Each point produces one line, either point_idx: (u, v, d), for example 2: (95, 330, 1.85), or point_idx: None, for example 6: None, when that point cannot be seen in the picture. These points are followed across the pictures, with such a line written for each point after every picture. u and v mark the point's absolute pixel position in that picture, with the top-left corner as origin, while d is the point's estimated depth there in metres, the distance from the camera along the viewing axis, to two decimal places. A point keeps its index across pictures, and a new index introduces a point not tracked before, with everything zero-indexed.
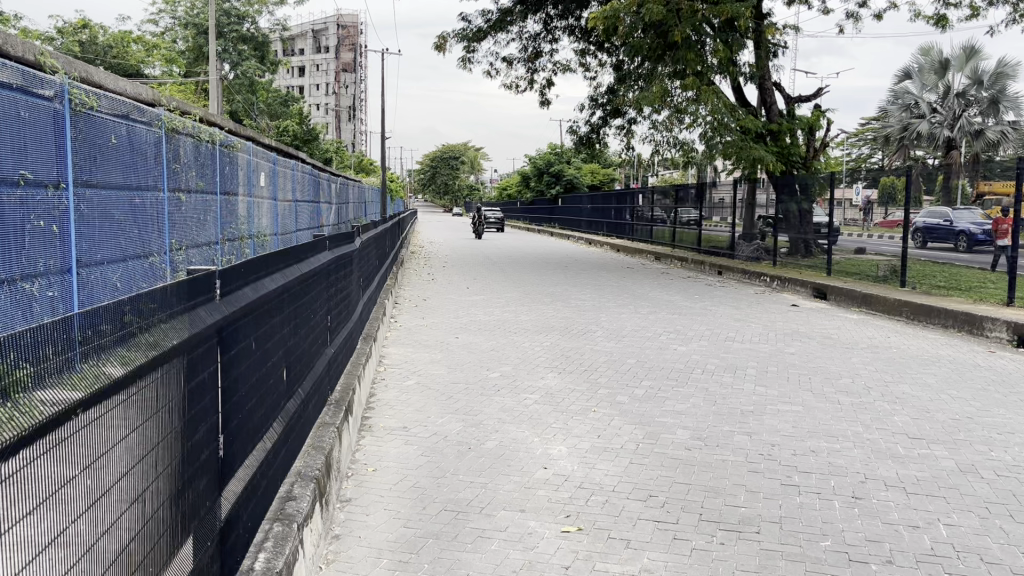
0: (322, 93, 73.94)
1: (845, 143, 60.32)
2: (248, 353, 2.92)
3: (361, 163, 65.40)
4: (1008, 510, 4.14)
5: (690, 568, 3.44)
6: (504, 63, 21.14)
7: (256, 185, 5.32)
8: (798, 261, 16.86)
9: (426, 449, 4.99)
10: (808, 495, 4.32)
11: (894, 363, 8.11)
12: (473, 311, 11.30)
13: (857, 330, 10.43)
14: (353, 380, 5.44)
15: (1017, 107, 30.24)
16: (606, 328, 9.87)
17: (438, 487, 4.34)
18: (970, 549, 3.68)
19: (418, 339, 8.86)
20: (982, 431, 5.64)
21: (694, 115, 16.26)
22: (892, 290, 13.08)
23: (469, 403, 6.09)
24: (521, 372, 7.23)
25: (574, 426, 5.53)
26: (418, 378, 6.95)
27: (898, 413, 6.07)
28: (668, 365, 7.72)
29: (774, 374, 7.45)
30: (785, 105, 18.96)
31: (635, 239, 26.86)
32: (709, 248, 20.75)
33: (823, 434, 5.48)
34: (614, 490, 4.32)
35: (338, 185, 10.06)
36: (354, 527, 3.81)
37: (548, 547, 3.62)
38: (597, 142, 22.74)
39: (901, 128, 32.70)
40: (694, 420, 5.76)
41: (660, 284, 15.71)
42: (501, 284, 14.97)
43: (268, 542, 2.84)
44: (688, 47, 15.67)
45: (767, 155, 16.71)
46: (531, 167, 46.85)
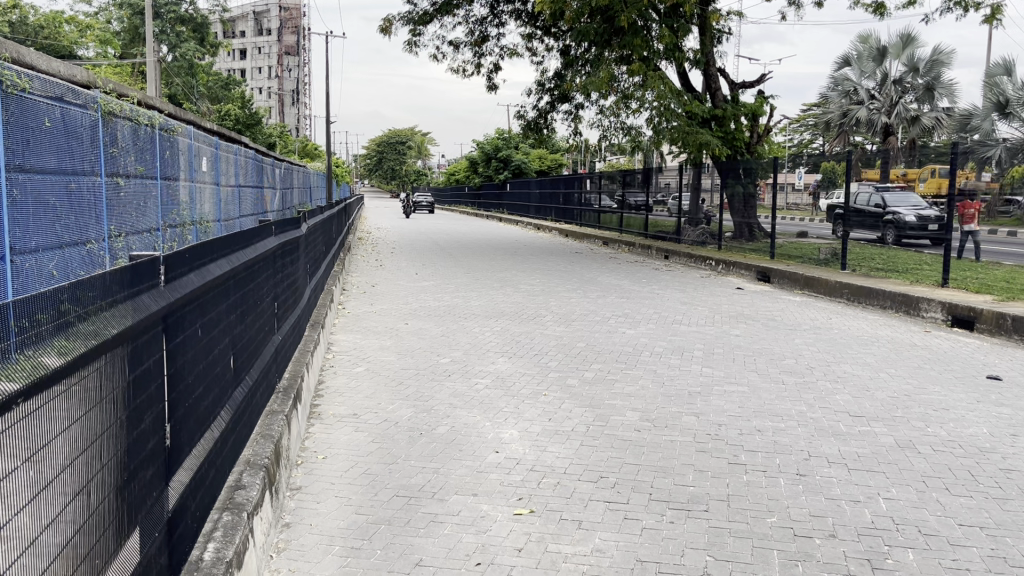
0: (265, 76, 72.58)
1: (787, 128, 61.68)
2: (194, 339, 2.87)
3: (305, 148, 64.51)
4: (944, 484, 4.29)
5: (641, 547, 3.49)
6: (451, 46, 21.02)
7: (197, 170, 5.20)
8: (742, 245, 17.17)
9: (377, 435, 4.95)
10: (755, 473, 4.41)
11: (835, 344, 8.32)
12: (421, 297, 11.24)
13: (800, 312, 10.66)
14: (301, 367, 5.37)
15: (951, 94, 31.25)
16: (555, 313, 9.91)
17: (390, 473, 4.32)
18: (909, 521, 3.80)
19: (368, 326, 8.80)
20: (919, 407, 5.81)
21: (641, 100, 16.37)
22: (833, 273, 13.39)
23: (420, 389, 6.07)
24: (471, 357, 7.21)
25: (525, 409, 5.56)
26: (368, 365, 6.90)
27: (839, 392, 6.23)
28: (617, 348, 7.79)
29: (720, 355, 7.57)
30: (729, 91, 19.22)
31: (582, 225, 27.02)
32: (655, 233, 20.97)
33: (768, 413, 5.60)
34: (566, 472, 4.36)
35: (282, 170, 9.90)
36: (305, 515, 3.78)
37: (500, 530, 3.63)
38: (545, 127, 22.76)
39: (840, 114, 32.98)
40: (643, 402, 5.83)
41: (607, 269, 15.83)
42: (449, 270, 14.92)
43: (217, 531, 2.80)
44: (635, 32, 15.76)
45: (712, 140, 16.91)
46: (479, 151, 46.70)
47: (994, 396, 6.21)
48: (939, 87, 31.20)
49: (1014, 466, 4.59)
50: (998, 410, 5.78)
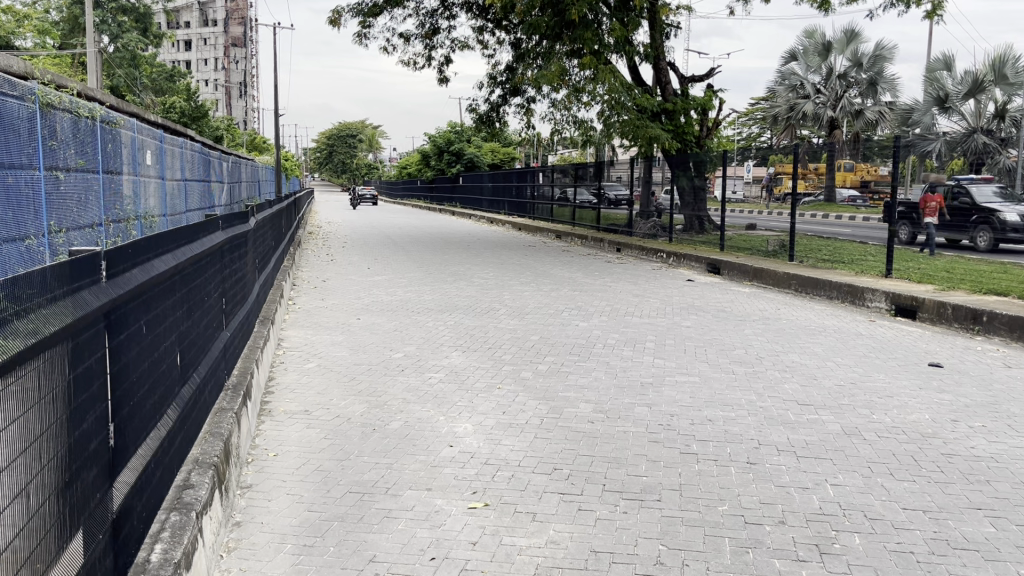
0: (210, 68, 71.29)
1: (736, 122, 62.72)
2: (139, 337, 2.81)
3: (253, 141, 63.55)
4: (889, 469, 4.40)
5: (595, 537, 3.51)
6: (401, 39, 20.88)
7: (141, 163, 5.07)
8: (693, 238, 17.44)
9: (329, 431, 4.91)
10: (706, 462, 4.47)
11: (784, 334, 8.47)
12: (373, 291, 11.16)
13: (749, 303, 10.82)
14: (251, 363, 5.28)
15: (893, 89, 32.05)
16: (508, 306, 9.92)
17: (342, 470, 4.27)
18: (855, 506, 3.89)
19: (319, 321, 8.70)
20: (864, 395, 5.94)
21: (592, 94, 16.45)
22: (780, 264, 13.64)
23: (373, 384, 6.02)
24: (425, 352, 7.18)
25: (479, 402, 5.56)
26: (319, 360, 6.82)
27: (787, 381, 6.35)
28: (570, 340, 7.82)
29: (672, 346, 7.65)
30: (679, 85, 19.43)
31: (535, 219, 27.08)
32: (608, 226, 21.13)
33: (719, 403, 5.68)
34: (520, 465, 4.37)
35: (230, 163, 9.72)
36: (256, 514, 3.72)
37: (455, 524, 3.63)
38: (497, 120, 22.73)
39: (787, 108, 33.68)
40: (596, 393, 5.86)
41: (561, 262, 15.90)
42: (401, 264, 14.83)
43: (165, 532, 2.75)
44: (585, 26, 15.83)
45: (662, 134, 17.06)
46: (430, 145, 46.48)
47: (935, 383, 6.39)
48: (881, 82, 32.01)
49: (955, 451, 4.73)
50: (940, 397, 5.95)
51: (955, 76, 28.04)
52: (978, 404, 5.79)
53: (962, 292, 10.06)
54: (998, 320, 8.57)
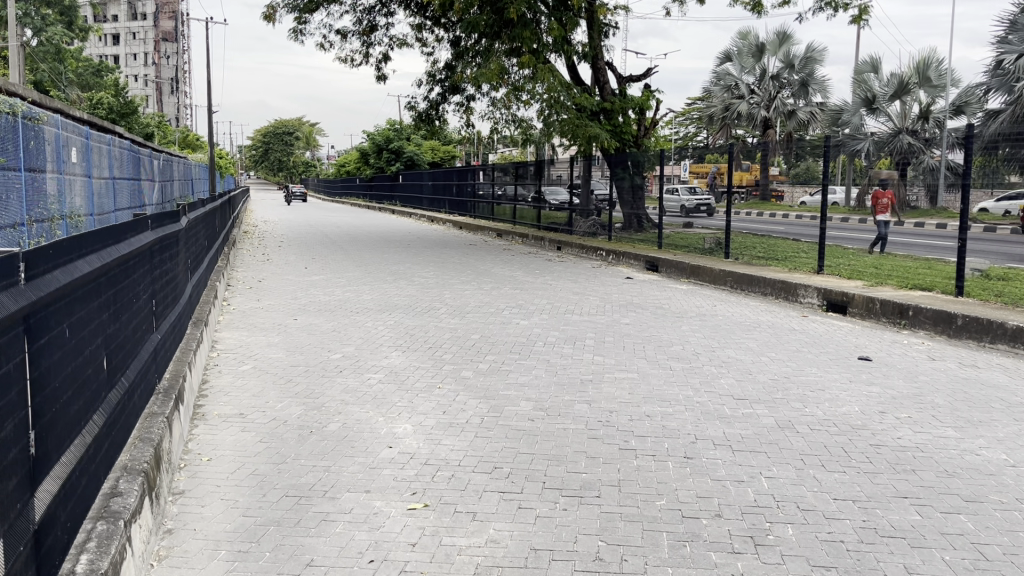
0: (140, 63, 69.32)
1: (673, 122, 63.67)
2: (62, 341, 2.72)
3: (185, 139, 62.02)
4: (821, 461, 4.51)
5: (535, 535, 3.52)
6: (338, 36, 20.63)
7: (66, 161, 4.89)
8: (632, 236, 17.68)
9: (264, 434, 4.82)
10: (644, 457, 4.52)
11: (720, 330, 8.62)
12: (310, 291, 10.99)
13: (686, 300, 10.98)
14: (183, 367, 5.16)
15: (824, 90, 32.93)
16: (449, 305, 9.88)
17: (279, 473, 4.21)
18: (788, 498, 3.98)
19: (253, 322, 8.54)
20: (797, 389, 6.09)
21: (531, 93, 16.46)
22: (716, 262, 13.88)
23: (310, 386, 5.94)
24: (363, 352, 7.11)
25: (419, 403, 5.52)
26: (255, 362, 6.70)
27: (724, 376, 6.47)
28: (511, 339, 7.84)
29: (611, 344, 7.73)
30: (617, 85, 19.62)
31: (475, 217, 27.05)
32: (548, 224, 21.19)
33: (656, 399, 5.75)
34: (460, 464, 4.35)
35: (161, 161, 9.47)
36: (189, 521, 3.63)
37: (394, 525, 3.60)
38: (436, 118, 22.63)
39: (723, 108, 34.36)
40: (536, 391, 5.88)
41: (503, 261, 15.88)
42: (340, 264, 14.62)
43: (91, 543, 2.66)
44: (524, 25, 15.85)
45: (600, 133, 17.21)
46: (370, 142, 46.11)
47: (865, 376, 6.59)
48: (813, 83, 32.83)
49: (884, 441, 4.88)
50: (869, 389, 6.14)
51: (882, 78, 29.11)
52: (906, 395, 5.98)
53: (888, 288, 10.39)
54: (923, 314, 8.88)
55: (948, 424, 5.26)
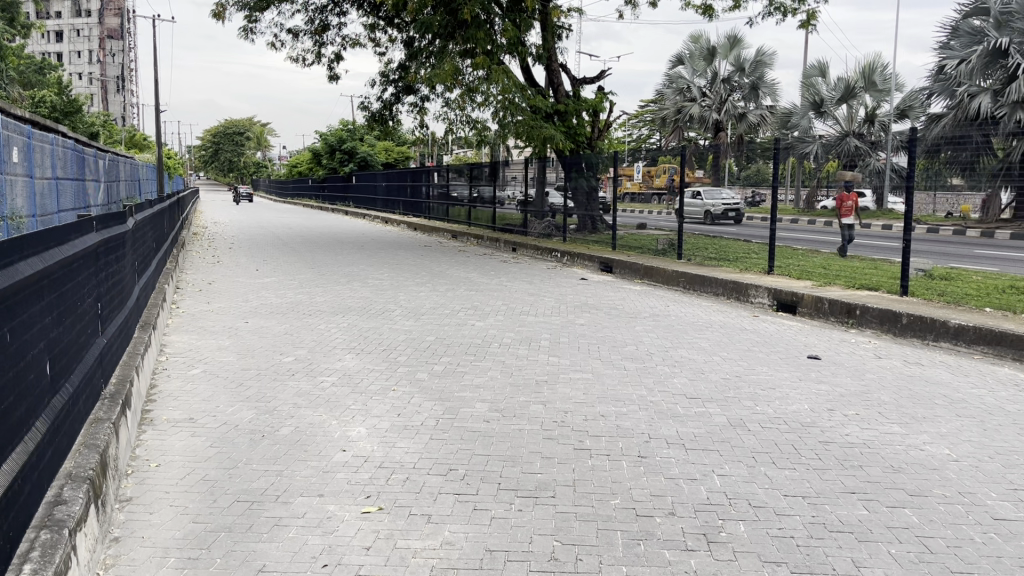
0: (85, 61, 67.72)
1: (626, 124, 64.26)
2: (1, 344, 2.64)
3: (132, 138, 60.77)
4: (771, 459, 4.58)
5: (490, 537, 3.52)
6: (289, 35, 20.39)
7: (7, 161, 4.76)
8: (586, 237, 17.79)
9: (215, 439, 4.75)
10: (599, 457, 4.55)
11: (673, 330, 8.71)
12: (262, 294, 10.85)
13: (639, 300, 11.09)
14: (130, 371, 5.05)
15: (773, 93, 33.51)
16: (404, 307, 9.84)
17: (230, 478, 4.14)
18: (740, 495, 4.04)
19: (204, 325, 8.40)
20: (749, 388, 6.18)
21: (485, 94, 16.45)
22: (669, 262, 14.05)
23: (262, 390, 5.86)
24: (317, 355, 7.04)
25: (373, 405, 5.47)
26: (204, 366, 6.58)
27: (677, 375, 6.54)
28: (466, 340, 7.82)
29: (566, 344, 7.76)
30: (571, 87, 19.73)
31: (430, 218, 26.97)
32: (503, 226, 21.18)
33: (610, 398, 5.79)
34: (415, 467, 4.33)
35: (106, 161, 9.26)
36: (137, 528, 3.56)
37: (347, 529, 3.57)
38: (390, 119, 22.50)
39: (675, 110, 34.81)
40: (491, 392, 5.89)
41: (457, 262, 15.86)
42: (292, 265, 14.46)
43: (34, 551, 2.59)
44: (478, 26, 15.85)
45: (555, 135, 17.29)
46: (322, 142, 45.69)
47: (814, 374, 6.73)
48: (762, 86, 33.39)
49: (832, 438, 4.98)
50: (818, 387, 6.26)
51: (829, 82, 29.79)
52: (853, 393, 6.11)
53: (836, 288, 10.60)
54: (870, 313, 9.08)
55: (894, 420, 5.39)
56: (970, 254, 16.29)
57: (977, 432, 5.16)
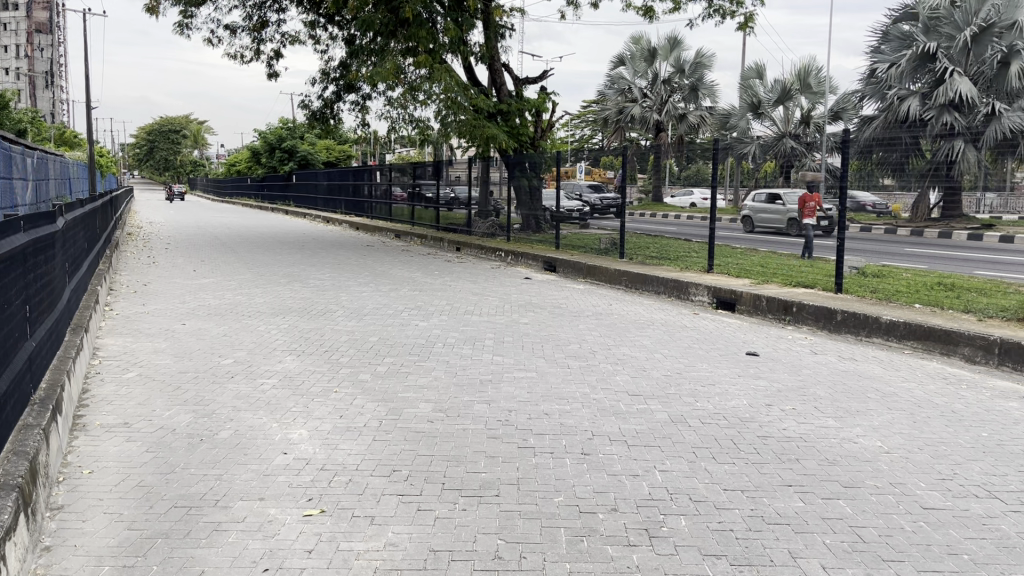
0: (12, 56, 65.51)
1: (569, 124, 64.78)
2: None
3: (62, 135, 59.00)
4: (711, 453, 4.66)
5: (434, 537, 3.51)
6: (226, 31, 19.97)
7: None
8: (529, 237, 17.91)
9: (151, 444, 4.63)
10: (543, 455, 4.57)
11: (616, 328, 8.80)
12: (199, 294, 10.65)
13: (583, 299, 11.18)
14: (61, 376, 4.90)
15: (712, 94, 34.10)
16: (347, 308, 9.72)
17: (167, 483, 4.06)
18: (681, 491, 4.09)
19: (139, 327, 8.20)
20: (690, 384, 6.29)
21: (428, 93, 16.39)
22: (611, 261, 14.18)
23: (200, 393, 5.74)
24: (257, 357, 6.92)
25: (315, 408, 5.40)
26: (140, 370, 6.42)
27: (619, 372, 6.62)
28: (410, 340, 7.77)
29: (510, 343, 7.78)
30: (514, 86, 19.77)
31: (373, 218, 26.76)
32: (447, 226, 21.15)
33: (554, 396, 5.83)
34: (358, 469, 4.29)
35: (35, 159, 8.98)
36: (69, 536, 3.46)
37: (288, 533, 3.52)
38: (331, 118, 22.23)
39: (617, 111, 35.16)
40: (435, 393, 5.87)
41: (400, 262, 15.77)
42: (231, 266, 14.19)
43: None
44: (419, 24, 15.76)
45: (498, 134, 17.27)
46: (261, 141, 44.97)
47: (752, 370, 6.87)
48: (702, 88, 33.96)
49: (770, 432, 5.09)
50: (756, 382, 6.40)
51: (766, 84, 30.48)
52: (790, 388, 6.26)
53: (774, 286, 10.83)
54: (806, 311, 9.32)
55: (828, 414, 5.54)
56: (901, 252, 16.82)
57: (907, 424, 5.34)
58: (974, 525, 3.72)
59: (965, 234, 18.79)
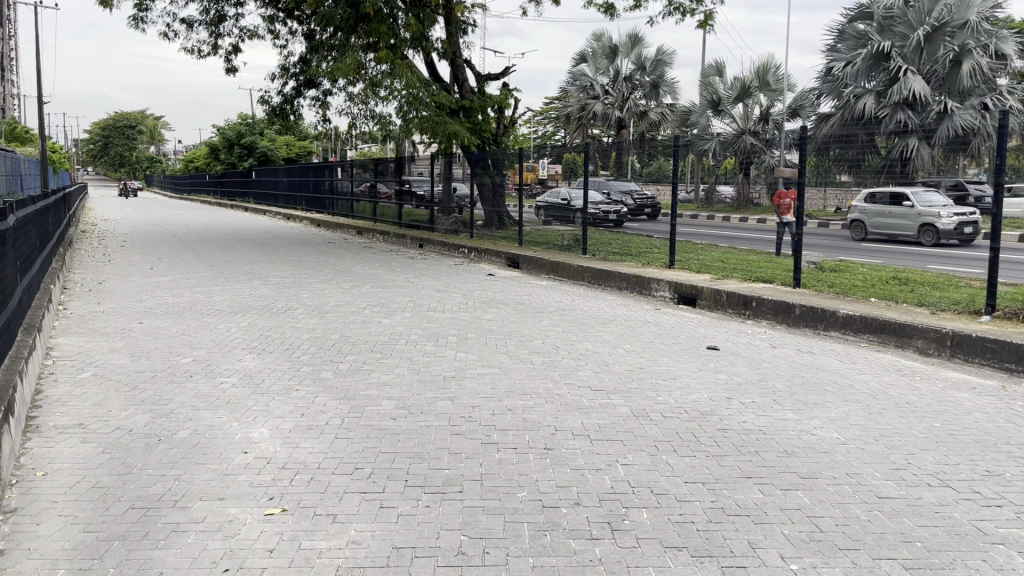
0: None
1: (531, 121, 64.92)
2: None
3: (13, 130, 57.66)
4: (672, 446, 4.72)
5: (397, 534, 3.50)
6: (183, 25, 19.62)
7: None
8: (493, 233, 17.89)
9: (107, 445, 4.55)
10: (506, 451, 4.58)
11: (578, 324, 8.84)
12: (157, 292, 10.50)
13: (546, 295, 11.19)
14: (12, 376, 4.79)
15: (673, 91, 34.36)
16: (307, 305, 9.62)
17: (125, 484, 3.99)
18: (643, 484, 4.13)
19: (93, 327, 8.05)
20: (651, 378, 6.35)
21: (389, 89, 16.29)
22: (574, 258, 14.25)
23: (159, 392, 5.67)
24: (216, 356, 6.83)
25: (276, 406, 5.35)
26: (95, 369, 6.31)
27: (582, 368, 6.65)
28: (373, 338, 7.73)
29: (473, 340, 7.78)
30: (476, 83, 19.75)
31: (334, 215, 26.55)
32: (409, 223, 21.02)
33: (518, 392, 5.84)
34: (320, 467, 4.26)
35: None
36: (22, 540, 3.39)
37: (250, 533, 3.49)
38: (291, 113, 22.00)
39: (579, 107, 35.26)
40: (398, 390, 5.85)
41: (362, 259, 15.64)
42: (189, 264, 13.97)
43: None
44: (380, 20, 15.64)
45: (460, 131, 17.21)
46: (219, 137, 44.33)
47: (712, 364, 6.94)
48: (663, 85, 34.20)
49: (730, 425, 5.16)
50: (716, 376, 6.48)
51: (726, 81, 30.83)
52: (750, 381, 6.35)
53: (734, 281, 10.96)
54: (765, 305, 9.44)
55: (787, 407, 5.62)
56: (856, 247, 17.11)
57: (863, 416, 5.45)
58: (926, 513, 3.81)
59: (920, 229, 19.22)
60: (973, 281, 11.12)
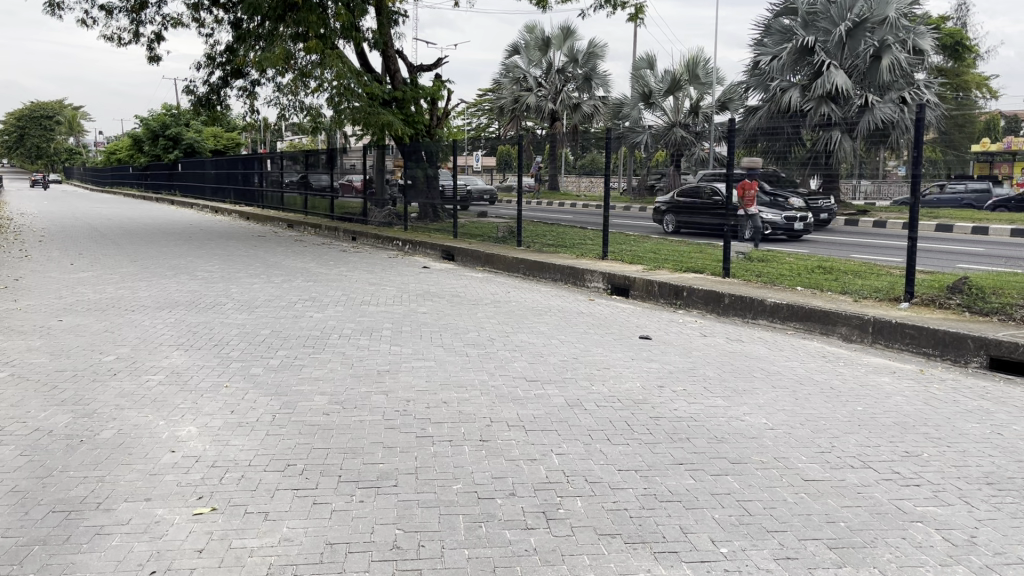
0: None
1: (465, 112, 64.91)
2: None
3: None
4: (606, 435, 4.78)
5: (330, 529, 3.47)
6: (102, 11, 18.88)
7: None
8: (427, 226, 17.89)
9: (25, 447, 4.39)
10: (441, 444, 4.57)
11: (512, 315, 8.87)
12: (78, 289, 10.14)
13: (480, 288, 11.16)
14: None
15: (605, 84, 34.69)
16: (236, 300, 9.42)
17: (44, 488, 3.85)
18: (577, 473, 4.18)
19: (10, 325, 7.73)
20: (585, 368, 6.42)
21: (319, 79, 16.00)
22: (509, 250, 14.23)
23: (79, 392, 5.48)
24: (141, 353, 6.65)
25: (204, 404, 5.24)
26: (12, 369, 6.06)
27: (517, 359, 6.68)
28: (304, 332, 7.63)
29: (408, 333, 7.73)
30: (408, 74, 19.59)
31: (264, 207, 26.09)
32: (342, 215, 20.75)
33: (453, 385, 5.83)
34: (251, 464, 4.19)
35: None
36: None
37: (177, 533, 3.41)
38: (218, 104, 21.44)
39: (513, 100, 35.20)
40: (331, 385, 5.78)
41: (291, 252, 15.31)
42: (111, 259, 13.52)
43: None
44: (310, 9, 15.34)
45: (394, 122, 17.05)
46: (142, 128, 43.08)
47: (644, 353, 7.04)
48: (595, 77, 34.45)
49: (662, 413, 5.24)
50: (649, 365, 6.59)
51: (657, 74, 31.42)
52: (681, 369, 6.46)
53: (666, 271, 11.13)
54: (697, 295, 9.59)
55: (717, 394, 5.75)
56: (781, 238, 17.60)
57: (789, 401, 5.60)
58: (849, 494, 3.94)
59: (842, 219, 19.79)
60: (894, 269, 11.52)
